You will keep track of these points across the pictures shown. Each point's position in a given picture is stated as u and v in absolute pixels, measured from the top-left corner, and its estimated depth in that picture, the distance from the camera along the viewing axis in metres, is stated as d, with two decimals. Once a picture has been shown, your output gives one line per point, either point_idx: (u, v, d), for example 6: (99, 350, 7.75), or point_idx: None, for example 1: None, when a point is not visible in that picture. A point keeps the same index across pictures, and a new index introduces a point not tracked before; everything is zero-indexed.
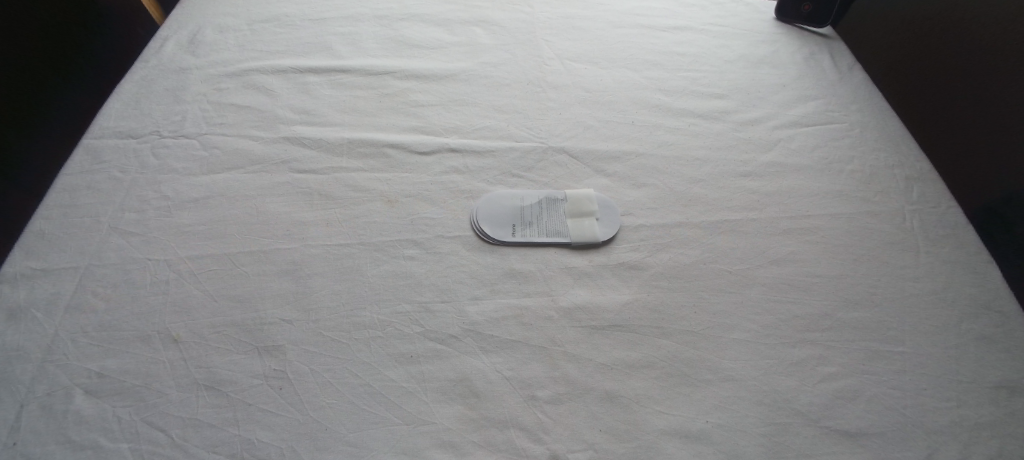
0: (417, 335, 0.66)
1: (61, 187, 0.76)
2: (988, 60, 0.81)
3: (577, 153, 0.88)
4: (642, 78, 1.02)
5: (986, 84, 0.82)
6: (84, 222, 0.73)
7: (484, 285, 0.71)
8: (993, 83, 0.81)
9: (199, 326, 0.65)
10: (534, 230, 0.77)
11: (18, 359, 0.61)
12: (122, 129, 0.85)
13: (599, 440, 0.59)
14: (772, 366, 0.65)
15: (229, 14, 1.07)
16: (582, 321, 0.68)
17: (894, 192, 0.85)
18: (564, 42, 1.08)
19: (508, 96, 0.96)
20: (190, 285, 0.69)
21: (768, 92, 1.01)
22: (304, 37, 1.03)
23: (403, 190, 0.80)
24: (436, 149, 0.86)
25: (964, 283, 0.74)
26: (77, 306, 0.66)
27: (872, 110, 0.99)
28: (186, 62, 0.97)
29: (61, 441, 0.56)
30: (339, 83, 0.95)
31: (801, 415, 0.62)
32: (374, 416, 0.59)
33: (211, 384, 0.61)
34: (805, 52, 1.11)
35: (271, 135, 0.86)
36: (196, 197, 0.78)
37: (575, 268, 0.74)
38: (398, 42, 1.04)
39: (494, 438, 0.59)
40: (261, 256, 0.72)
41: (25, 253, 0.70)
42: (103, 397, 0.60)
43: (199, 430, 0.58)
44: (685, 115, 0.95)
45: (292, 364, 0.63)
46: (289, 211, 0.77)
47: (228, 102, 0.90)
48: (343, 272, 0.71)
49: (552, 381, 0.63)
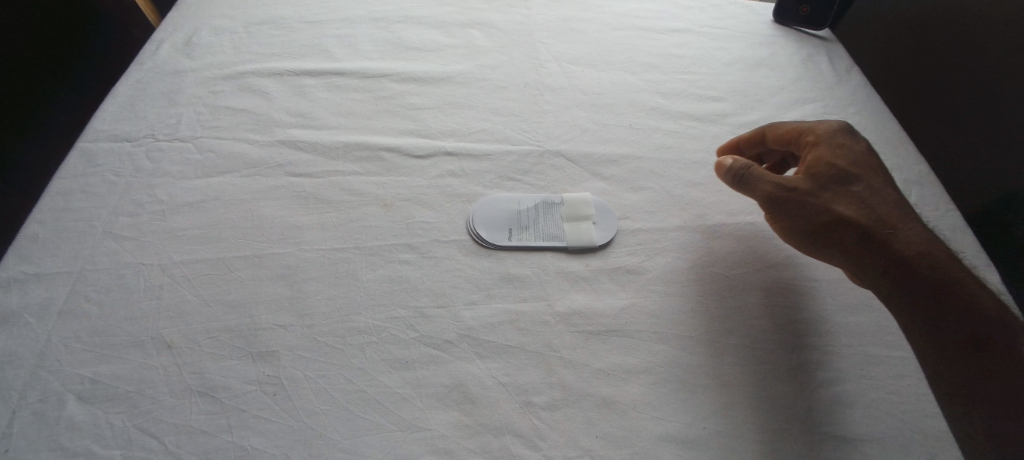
0: (412, 341, 0.65)
1: (55, 191, 0.76)
2: (997, 62, 0.81)
3: (574, 157, 0.87)
4: (639, 81, 1.01)
5: (991, 88, 0.81)
6: (78, 226, 0.73)
7: (480, 290, 0.70)
8: (999, 87, 0.80)
9: (194, 331, 0.65)
10: (531, 235, 0.76)
11: (11, 365, 0.61)
12: (117, 131, 0.84)
13: (596, 447, 0.59)
14: (770, 371, 0.65)
15: (224, 15, 1.05)
16: (579, 326, 0.68)
17: None
18: (562, 44, 1.06)
19: (505, 99, 0.95)
20: (185, 289, 0.68)
21: (766, 94, 1.00)
22: (300, 39, 1.02)
23: (399, 193, 0.80)
24: (432, 153, 0.86)
25: None
26: (70, 311, 0.66)
27: (872, 111, 0.98)
28: (181, 65, 0.95)
29: (54, 448, 0.57)
30: (335, 86, 0.94)
31: (799, 421, 0.62)
32: (368, 423, 0.60)
33: (204, 390, 0.61)
34: (806, 52, 1.10)
35: (267, 138, 0.86)
36: (192, 200, 0.77)
37: (571, 272, 0.73)
38: (395, 44, 1.03)
39: (489, 444, 0.59)
40: (257, 261, 0.71)
41: (18, 258, 0.69)
42: (96, 403, 0.60)
43: (192, 437, 0.58)
44: (683, 118, 0.95)
45: (287, 370, 0.63)
46: (284, 215, 0.76)
47: (223, 105, 0.90)
48: (338, 277, 0.70)
49: (549, 387, 0.63)
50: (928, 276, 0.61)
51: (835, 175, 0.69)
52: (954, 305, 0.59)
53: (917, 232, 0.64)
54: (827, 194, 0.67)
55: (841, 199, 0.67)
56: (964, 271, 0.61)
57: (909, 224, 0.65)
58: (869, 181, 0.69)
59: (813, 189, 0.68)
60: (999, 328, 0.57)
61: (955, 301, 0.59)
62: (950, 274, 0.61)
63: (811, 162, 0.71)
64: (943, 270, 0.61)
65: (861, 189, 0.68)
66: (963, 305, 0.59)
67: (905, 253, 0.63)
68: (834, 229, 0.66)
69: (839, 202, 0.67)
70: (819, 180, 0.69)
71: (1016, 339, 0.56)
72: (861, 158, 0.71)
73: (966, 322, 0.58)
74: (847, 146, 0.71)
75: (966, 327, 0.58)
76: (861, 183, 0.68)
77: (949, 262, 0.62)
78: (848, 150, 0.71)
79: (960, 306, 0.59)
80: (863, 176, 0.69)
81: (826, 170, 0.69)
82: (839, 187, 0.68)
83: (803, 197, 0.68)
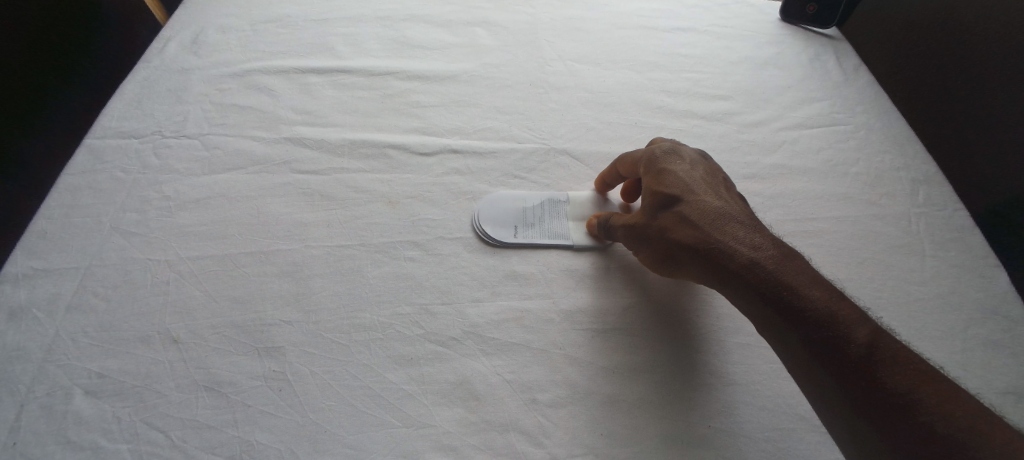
0: (417, 338, 0.65)
1: (63, 187, 0.76)
2: (1011, 64, 0.80)
3: (579, 155, 0.88)
4: (645, 80, 1.00)
5: (1005, 88, 0.81)
6: (85, 222, 0.73)
7: (485, 287, 0.70)
8: (1014, 88, 0.80)
9: (200, 327, 0.65)
10: (536, 232, 0.76)
11: (18, 359, 0.62)
12: (124, 128, 0.84)
13: (600, 445, 0.59)
14: (775, 370, 0.65)
15: (230, 13, 1.04)
16: (583, 324, 0.68)
17: (899, 195, 0.85)
18: (567, 43, 1.05)
19: (510, 97, 0.95)
20: (191, 285, 0.69)
21: (772, 93, 1.00)
22: (304, 38, 1.01)
23: (404, 191, 0.80)
24: (437, 150, 0.86)
25: (968, 287, 0.74)
26: (78, 306, 0.66)
27: (879, 110, 0.98)
28: (188, 62, 0.95)
29: (62, 442, 0.57)
30: (341, 84, 0.94)
31: (803, 420, 0.62)
32: (374, 419, 0.60)
33: (210, 385, 0.62)
34: (814, 49, 1.09)
35: (273, 135, 0.86)
36: (198, 197, 0.78)
37: (576, 270, 0.73)
38: (399, 42, 1.02)
39: (494, 441, 0.59)
40: (263, 258, 0.72)
41: (25, 253, 0.70)
42: (103, 397, 0.60)
43: (198, 432, 0.59)
44: (688, 117, 0.95)
45: (293, 366, 0.63)
46: (290, 212, 0.77)
47: (229, 102, 0.90)
48: (344, 273, 0.70)
49: (553, 385, 0.63)
50: (756, 290, 0.59)
51: (662, 201, 0.66)
52: (784, 319, 0.57)
53: (744, 239, 0.62)
54: (659, 223, 0.66)
55: (673, 225, 0.65)
56: (793, 272, 0.59)
57: (737, 229, 0.63)
58: (692, 195, 0.65)
59: (647, 220, 0.67)
60: (834, 334, 0.55)
61: (784, 312, 0.57)
62: (776, 283, 0.59)
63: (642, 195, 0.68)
64: (768, 281, 0.59)
65: (688, 210, 0.64)
66: (791, 315, 0.57)
67: (736, 270, 0.61)
68: (675, 257, 0.65)
69: (669, 228, 0.65)
70: (649, 209, 0.67)
71: (845, 338, 0.54)
72: (683, 177, 0.67)
73: (800, 333, 0.56)
74: (669, 170, 0.68)
75: (801, 340, 0.56)
76: (686, 199, 0.65)
77: (775, 267, 0.60)
78: (667, 168, 0.68)
79: (790, 317, 0.57)
80: (687, 190, 0.66)
81: (650, 197, 0.67)
82: (667, 211, 0.65)
83: (644, 231, 0.67)
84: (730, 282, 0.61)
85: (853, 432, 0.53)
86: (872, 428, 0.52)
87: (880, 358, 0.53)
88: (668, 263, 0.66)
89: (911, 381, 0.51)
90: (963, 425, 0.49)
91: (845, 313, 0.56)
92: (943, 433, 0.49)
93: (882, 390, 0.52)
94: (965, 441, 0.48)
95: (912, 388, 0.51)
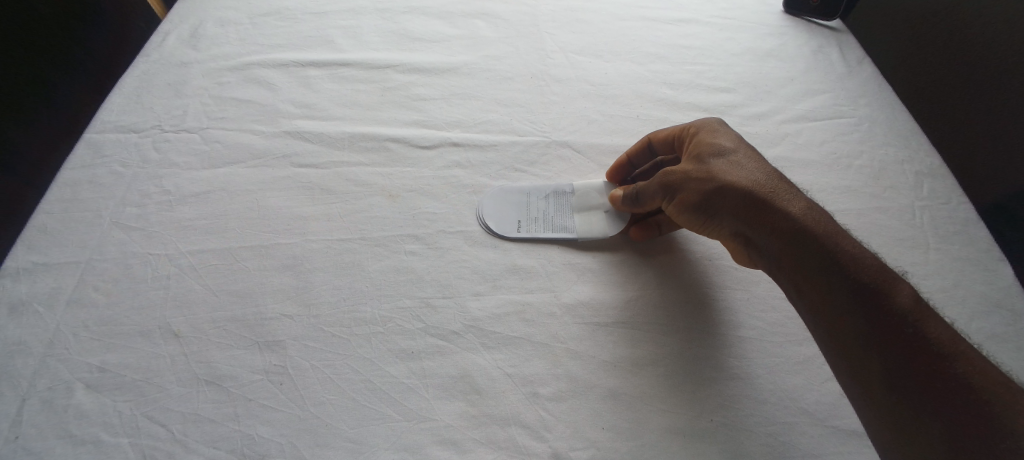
0: (417, 332, 0.65)
1: (62, 181, 0.76)
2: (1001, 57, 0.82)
3: (581, 148, 0.87)
4: (646, 72, 0.99)
5: (1000, 81, 0.82)
6: (85, 216, 0.73)
7: (486, 281, 0.70)
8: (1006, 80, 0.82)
9: (200, 321, 0.65)
10: (541, 226, 0.76)
11: (19, 354, 0.62)
12: (122, 122, 0.84)
13: (602, 439, 0.59)
14: (778, 364, 0.65)
15: (229, 6, 1.03)
16: (584, 318, 0.67)
17: (904, 188, 0.84)
18: (568, 35, 1.04)
19: (511, 89, 0.94)
20: (192, 280, 0.68)
21: (775, 85, 0.99)
22: (303, 30, 1.01)
23: (404, 184, 0.80)
24: (438, 143, 0.85)
25: (972, 280, 0.74)
26: (79, 301, 0.66)
27: (886, 102, 0.96)
28: (188, 56, 0.94)
29: (63, 436, 0.57)
30: (340, 77, 0.94)
31: (806, 414, 0.61)
32: (375, 413, 0.60)
33: (211, 379, 0.61)
34: (819, 40, 1.07)
35: (273, 128, 0.86)
36: (198, 191, 0.77)
37: (578, 264, 0.73)
38: (399, 34, 1.01)
39: (495, 435, 0.59)
40: (261, 252, 0.71)
41: (26, 247, 0.69)
42: (104, 391, 0.60)
43: (199, 426, 0.59)
44: (690, 110, 0.94)
45: (293, 360, 0.63)
46: (289, 205, 0.76)
47: (229, 96, 0.89)
48: (343, 268, 0.70)
49: (555, 378, 0.63)
50: (808, 235, 0.61)
51: (719, 151, 0.69)
52: (835, 263, 0.59)
53: (796, 194, 0.65)
54: (713, 167, 0.67)
55: (729, 171, 0.67)
56: (840, 228, 0.63)
57: (788, 187, 0.66)
58: (746, 153, 0.69)
59: (700, 166, 0.68)
60: (883, 281, 0.57)
61: (834, 257, 0.60)
62: (828, 232, 0.61)
63: (697, 145, 0.71)
64: (820, 229, 0.61)
65: (743, 163, 0.68)
66: (841, 259, 0.59)
67: (790, 216, 0.63)
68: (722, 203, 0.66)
69: (725, 173, 0.66)
70: (702, 156, 0.69)
71: (891, 289, 0.57)
72: (736, 139, 0.71)
73: (848, 277, 0.58)
74: (722, 131, 0.72)
75: (850, 284, 0.58)
76: (741, 155, 0.69)
77: (824, 219, 0.63)
78: (721, 131, 0.72)
79: (839, 261, 0.59)
80: (741, 149, 0.69)
81: (705, 147, 0.70)
82: (723, 159, 0.68)
83: (694, 173, 0.67)
84: (780, 226, 0.63)
85: (888, 382, 0.54)
86: (909, 376, 0.53)
87: (921, 310, 0.56)
88: (712, 210, 0.66)
89: (947, 337, 0.54)
90: (996, 381, 0.51)
91: (889, 268, 0.59)
92: (982, 386, 0.51)
93: (922, 338, 0.54)
94: (1000, 394, 0.50)
95: (947, 342, 0.54)
